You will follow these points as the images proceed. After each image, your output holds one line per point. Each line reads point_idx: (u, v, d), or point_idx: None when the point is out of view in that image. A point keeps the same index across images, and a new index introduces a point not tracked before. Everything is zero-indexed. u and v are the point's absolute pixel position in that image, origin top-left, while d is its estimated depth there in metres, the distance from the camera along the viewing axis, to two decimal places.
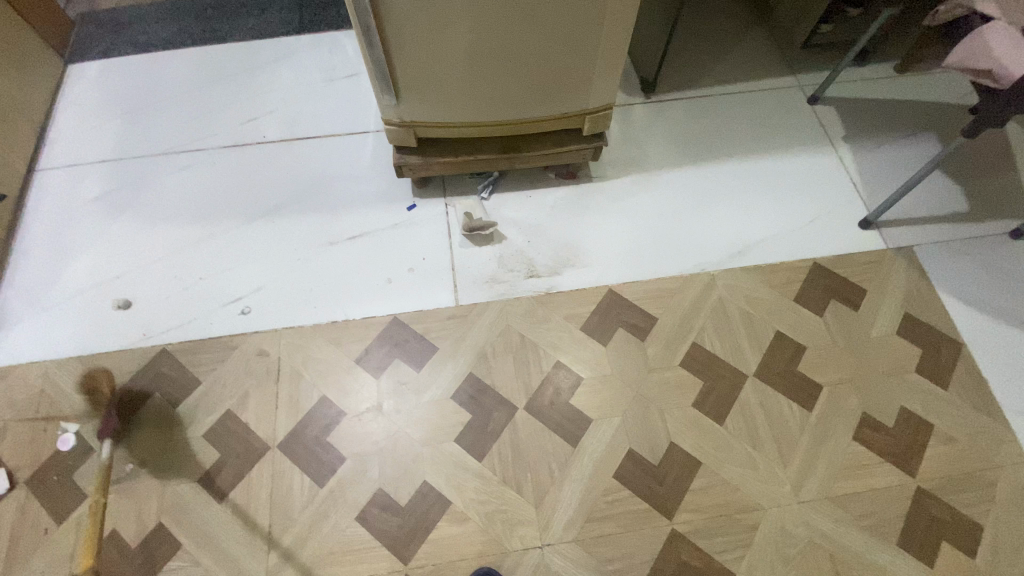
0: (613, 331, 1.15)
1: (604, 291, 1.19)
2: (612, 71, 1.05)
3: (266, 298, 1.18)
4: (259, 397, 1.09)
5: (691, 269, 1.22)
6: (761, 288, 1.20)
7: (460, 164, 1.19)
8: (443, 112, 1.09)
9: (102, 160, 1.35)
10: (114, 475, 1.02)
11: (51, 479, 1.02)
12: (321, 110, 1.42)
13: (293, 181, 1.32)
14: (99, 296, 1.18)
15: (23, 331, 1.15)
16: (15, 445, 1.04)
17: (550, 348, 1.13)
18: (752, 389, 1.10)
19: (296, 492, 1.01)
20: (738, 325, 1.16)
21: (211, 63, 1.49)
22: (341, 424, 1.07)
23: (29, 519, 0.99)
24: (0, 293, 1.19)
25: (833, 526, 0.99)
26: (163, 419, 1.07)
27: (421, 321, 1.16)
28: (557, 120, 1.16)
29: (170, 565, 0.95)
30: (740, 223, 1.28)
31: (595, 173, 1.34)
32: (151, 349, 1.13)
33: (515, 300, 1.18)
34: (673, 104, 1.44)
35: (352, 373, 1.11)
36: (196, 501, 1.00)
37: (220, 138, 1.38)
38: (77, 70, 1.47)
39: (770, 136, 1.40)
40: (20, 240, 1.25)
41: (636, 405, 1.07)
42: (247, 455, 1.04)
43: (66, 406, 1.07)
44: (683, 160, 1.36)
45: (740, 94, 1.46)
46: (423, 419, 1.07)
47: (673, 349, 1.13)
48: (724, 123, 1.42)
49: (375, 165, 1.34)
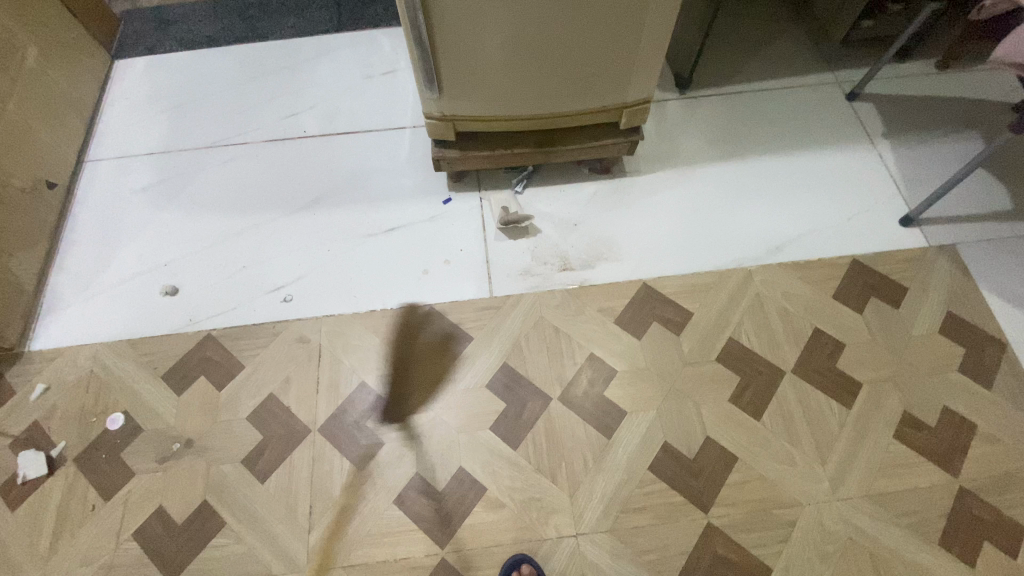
0: (648, 325, 1.15)
1: (639, 284, 1.20)
2: (651, 65, 1.06)
3: (307, 286, 1.21)
4: (300, 382, 1.11)
5: (727, 264, 1.22)
6: (798, 284, 1.19)
7: (497, 157, 1.21)
8: (483, 107, 1.10)
9: (149, 152, 1.39)
10: (161, 454, 1.05)
11: (100, 456, 1.05)
12: (359, 106, 1.45)
13: (333, 174, 1.35)
14: (147, 282, 1.23)
15: (74, 314, 1.19)
16: (64, 424, 1.08)
17: (585, 340, 1.13)
18: (790, 385, 1.09)
19: (335, 475, 1.03)
20: (775, 320, 1.15)
21: (253, 60, 1.53)
22: (379, 410, 1.08)
23: (78, 494, 1.02)
24: (52, 277, 1.23)
25: (873, 524, 0.98)
26: (208, 401, 1.10)
27: (456, 311, 1.18)
28: (594, 115, 1.16)
29: (213, 542, 0.98)
30: (777, 220, 1.27)
31: (629, 168, 1.35)
32: (196, 334, 1.16)
33: (549, 292, 1.19)
34: (708, 101, 1.44)
35: (390, 361, 1.13)
36: (239, 481, 1.03)
37: (262, 131, 1.41)
38: (125, 65, 1.52)
39: (808, 133, 1.38)
40: (72, 227, 1.29)
41: (672, 398, 1.07)
42: (288, 438, 1.06)
43: (115, 387, 1.11)
44: (719, 156, 1.36)
45: (777, 90, 1.45)
46: (459, 407, 1.08)
47: (709, 343, 1.13)
48: (760, 120, 1.41)
49: (412, 159, 1.37)
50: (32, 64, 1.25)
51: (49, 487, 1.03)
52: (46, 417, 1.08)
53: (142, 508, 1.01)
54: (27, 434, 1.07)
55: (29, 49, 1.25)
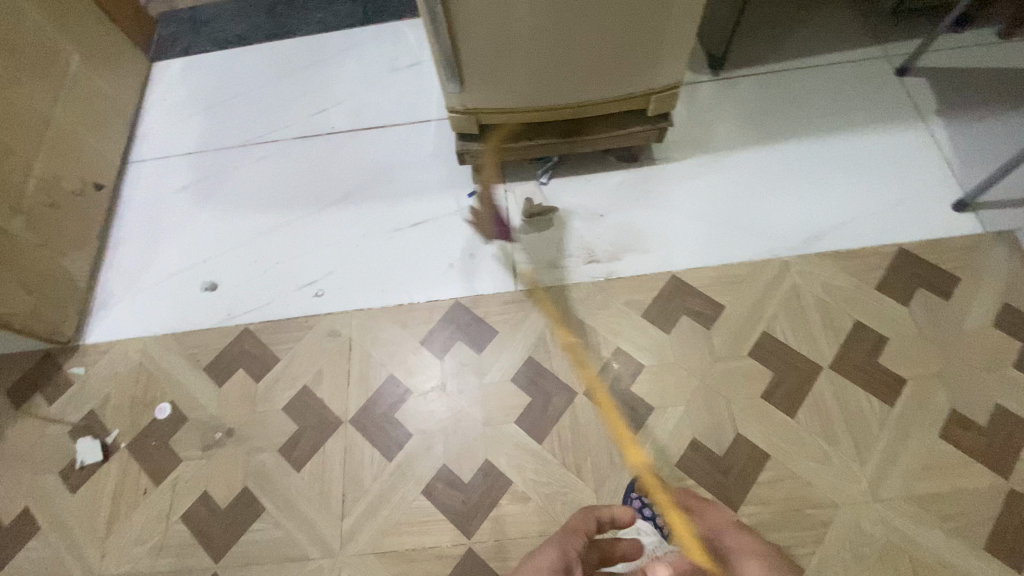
0: (677, 318, 1.12)
1: (667, 277, 1.17)
2: (680, 48, 1.01)
3: (338, 281, 1.24)
4: (333, 375, 1.15)
5: (762, 255, 1.17)
6: (838, 275, 1.14)
7: (521, 149, 1.19)
8: (505, 98, 1.08)
9: (188, 152, 1.44)
10: (205, 443, 1.11)
11: (150, 444, 1.12)
12: (385, 99, 1.46)
13: (361, 169, 1.37)
14: (189, 278, 1.28)
15: (124, 310, 1.26)
16: (118, 412, 1.15)
17: (611, 334, 1.12)
18: (827, 381, 1.05)
19: (366, 465, 1.06)
20: (812, 313, 1.11)
21: (283, 58, 1.56)
22: (407, 402, 1.11)
23: (131, 479, 1.09)
24: (103, 274, 1.31)
25: (914, 527, 0.94)
26: (247, 392, 1.15)
27: (482, 305, 1.18)
28: (620, 102, 1.13)
29: (254, 526, 1.03)
30: (816, 207, 1.21)
31: (658, 155, 1.30)
32: (235, 328, 1.22)
33: (575, 285, 1.18)
34: (743, 81, 1.37)
35: (417, 354, 1.15)
36: (277, 469, 1.08)
37: (292, 129, 1.44)
38: (163, 67, 1.58)
39: (851, 113, 1.30)
40: (119, 227, 1.36)
41: (701, 394, 1.05)
42: (322, 428, 1.10)
43: (163, 378, 1.18)
44: (754, 140, 1.30)
45: (818, 67, 1.37)
46: (485, 401, 1.09)
47: (741, 337, 1.09)
48: (800, 100, 1.33)
49: (437, 152, 1.37)
50: (76, 70, 1.31)
51: (105, 472, 1.10)
52: (101, 407, 1.16)
53: (189, 493, 1.07)
54: (84, 422, 1.15)
55: (73, 56, 1.30)
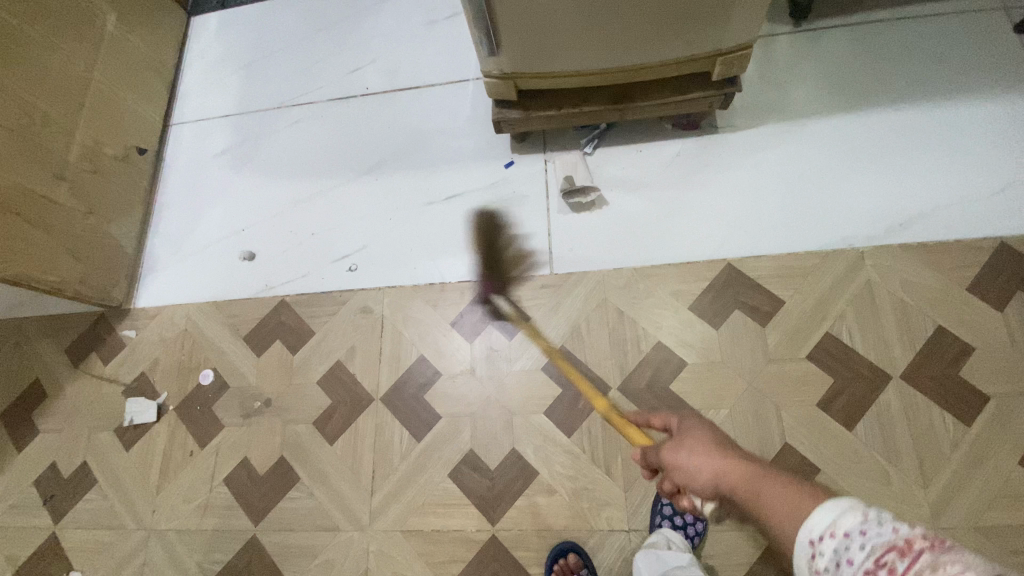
0: (727, 312, 1.03)
1: (720, 265, 1.06)
2: (756, 1, 0.85)
3: (371, 256, 1.21)
4: (364, 352, 1.14)
5: (833, 244, 1.04)
6: (922, 272, 0.99)
7: (565, 118, 1.08)
8: (547, 62, 0.97)
9: (225, 115, 1.42)
10: (244, 411, 1.15)
11: (195, 408, 1.17)
12: (422, 57, 1.36)
13: (395, 135, 1.30)
14: (228, 247, 1.29)
15: (169, 276, 1.29)
16: (166, 376, 1.21)
17: (651, 326, 1.04)
18: (894, 393, 0.94)
19: (394, 445, 1.06)
20: (886, 314, 0.98)
21: (317, 10, 1.47)
22: (437, 385, 1.09)
23: (179, 440, 1.15)
24: (149, 240, 1.34)
25: (979, 560, 0.85)
26: (282, 364, 1.17)
27: (516, 287, 1.13)
28: (679, 65, 0.98)
29: (289, 495, 1.07)
30: (905, 189, 1.05)
31: (721, 124, 1.16)
32: (271, 300, 1.22)
33: (617, 270, 1.10)
34: (829, 35, 1.18)
35: (448, 336, 1.12)
36: (310, 441, 1.10)
37: (327, 90, 1.38)
38: (200, 22, 1.53)
39: (961, 75, 1.10)
40: (162, 192, 1.38)
41: (748, 397, 0.97)
42: (353, 404, 1.11)
43: (205, 345, 1.21)
44: (837, 107, 1.12)
45: (923, 18, 1.15)
46: (515, 389, 1.06)
47: (799, 338, 0.99)
48: (897, 58, 1.13)
49: (475, 117, 1.28)
50: (112, 30, 1.29)
51: (157, 431, 1.17)
52: (151, 370, 1.22)
53: (231, 457, 1.12)
54: (137, 383, 1.21)
55: (108, 15, 1.28)
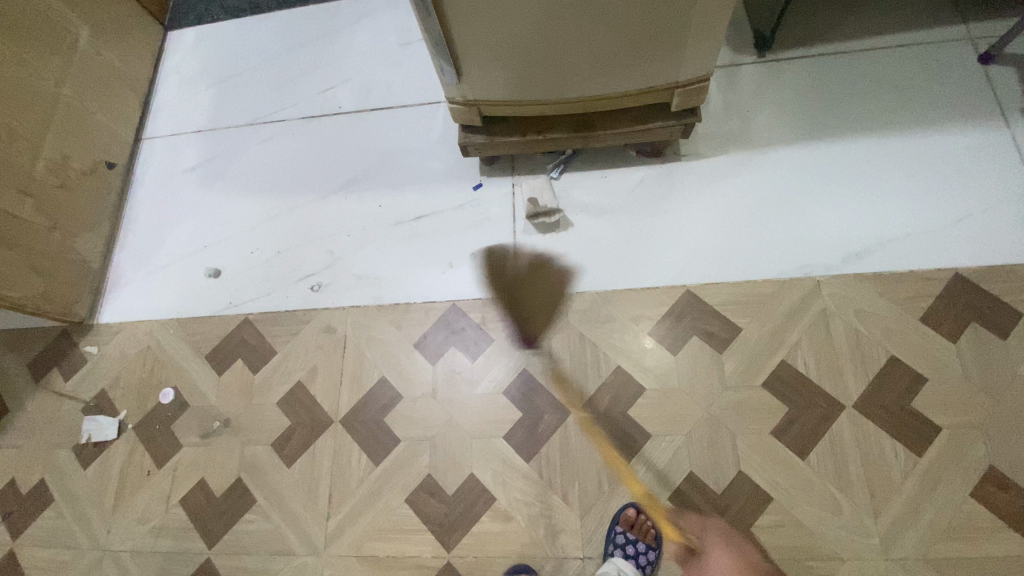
0: (686, 339, 1.03)
1: (681, 291, 1.07)
2: (709, 36, 0.87)
3: (337, 275, 1.21)
4: (326, 372, 1.14)
5: (791, 272, 1.05)
6: (877, 302, 1.01)
7: (529, 143, 1.09)
8: (508, 91, 0.98)
9: (198, 130, 1.42)
10: (203, 431, 1.14)
11: (154, 427, 1.16)
12: (395, 77, 1.37)
13: (365, 155, 1.31)
14: (194, 263, 1.28)
15: (133, 292, 1.28)
16: (126, 394, 1.19)
17: (611, 351, 1.05)
18: (848, 422, 0.95)
19: (353, 468, 1.06)
20: (841, 344, 0.99)
21: (293, 28, 1.48)
22: (397, 407, 1.09)
23: (136, 460, 1.14)
24: (115, 255, 1.33)
25: None
26: (244, 383, 1.16)
27: (479, 310, 1.13)
28: (639, 96, 1.00)
29: (244, 518, 1.06)
30: (862, 219, 1.06)
31: (685, 151, 1.17)
32: (235, 318, 1.22)
33: (579, 294, 1.10)
34: (791, 65, 1.20)
35: (410, 358, 1.12)
36: (268, 463, 1.09)
37: (299, 107, 1.39)
38: (177, 37, 1.54)
39: (918, 107, 1.12)
40: (131, 206, 1.37)
41: (705, 425, 0.97)
42: (313, 426, 1.10)
43: (167, 362, 1.20)
44: (797, 137, 1.14)
45: (883, 51, 1.18)
46: (475, 412, 1.06)
47: (756, 366, 1.00)
48: (857, 90, 1.16)
49: (444, 139, 1.29)
50: (84, 46, 1.29)
51: (114, 450, 1.15)
52: (111, 387, 1.20)
53: (187, 478, 1.11)
54: (96, 401, 1.20)
55: (81, 31, 1.28)
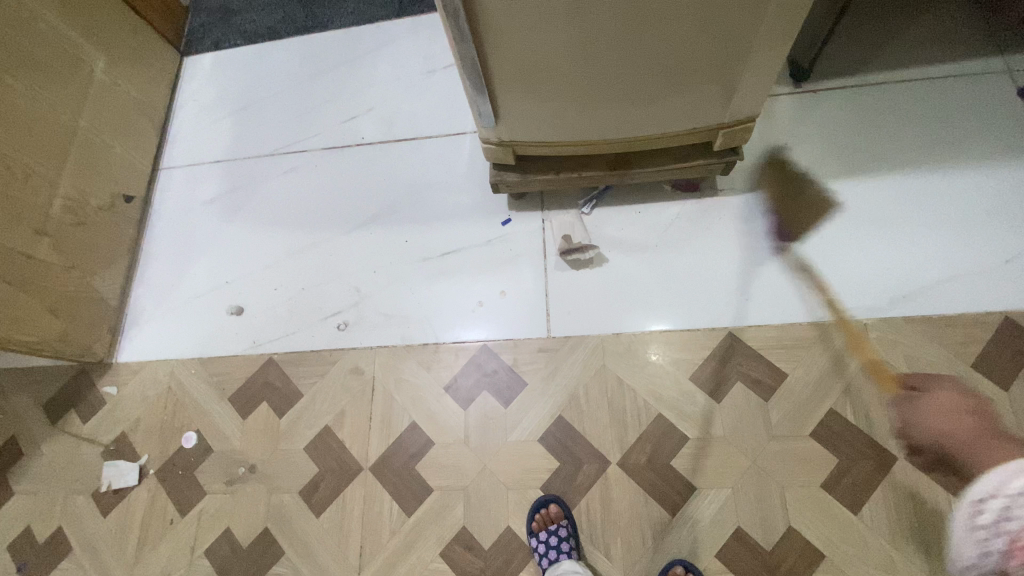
0: (729, 385, 1.00)
1: (722, 334, 1.04)
2: (760, 81, 0.84)
3: (364, 314, 1.18)
4: (354, 417, 1.10)
5: (837, 315, 1.02)
6: (927, 347, 0.97)
7: (563, 181, 1.06)
8: (546, 132, 0.95)
9: (217, 160, 1.39)
10: (228, 477, 1.10)
11: (177, 473, 1.12)
12: (420, 107, 1.34)
13: (391, 187, 1.28)
14: (215, 300, 1.25)
15: (152, 330, 1.25)
16: (147, 437, 1.16)
17: (651, 397, 1.02)
18: (900, 475, 0.92)
19: (384, 519, 1.02)
20: (890, 391, 0.96)
21: (313, 54, 1.45)
22: (429, 453, 1.05)
23: (159, 507, 1.11)
24: (133, 290, 1.30)
25: None
26: (269, 427, 1.12)
27: (512, 351, 1.10)
28: (681, 137, 0.97)
29: (272, 571, 1.02)
30: (908, 259, 1.03)
31: (721, 186, 1.14)
32: (259, 358, 1.18)
33: (616, 335, 1.07)
34: (829, 97, 1.17)
35: (441, 402, 1.09)
36: (296, 512, 1.06)
37: (321, 137, 1.36)
38: (193, 63, 1.51)
39: (963, 141, 1.09)
40: (150, 239, 1.34)
41: (752, 477, 0.94)
42: (342, 473, 1.07)
43: (189, 405, 1.17)
44: (838, 172, 1.11)
45: (924, 81, 1.14)
46: (511, 461, 1.02)
47: (803, 414, 0.97)
48: (899, 123, 1.12)
49: (472, 172, 1.26)
50: (101, 77, 1.26)
51: (136, 497, 1.12)
52: (132, 430, 1.17)
53: (213, 527, 1.07)
54: (116, 445, 1.16)
55: (98, 61, 1.25)
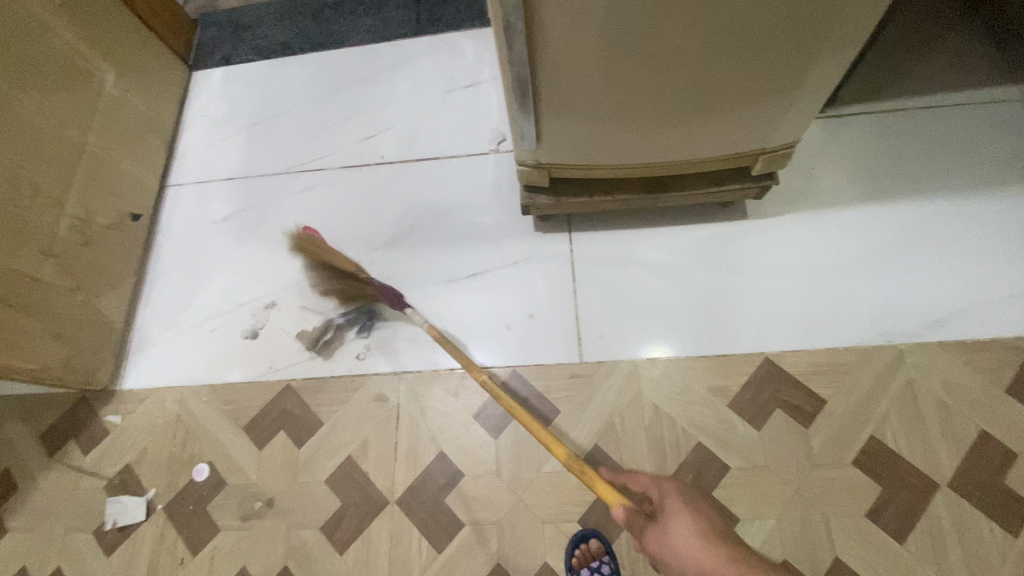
0: (767, 412, 0.99)
1: (759, 360, 1.03)
2: (806, 108, 0.84)
3: (387, 338, 1.14)
4: (379, 446, 1.06)
5: (873, 339, 1.01)
6: (963, 372, 0.98)
7: (596, 204, 1.05)
8: (585, 155, 0.94)
9: (229, 177, 1.34)
10: (243, 512, 1.04)
11: (188, 508, 1.06)
12: (440, 126, 1.32)
13: (413, 208, 1.25)
14: (229, 323, 1.20)
15: (159, 354, 1.19)
16: (154, 470, 1.09)
17: (689, 426, 1.00)
18: (944, 502, 0.91)
19: (413, 554, 0.98)
20: (929, 417, 0.96)
21: (329, 71, 1.42)
22: (459, 485, 1.01)
23: (167, 545, 1.04)
24: (139, 312, 1.24)
25: None
26: (288, 458, 1.07)
27: (542, 377, 1.07)
28: (720, 160, 0.97)
29: None
30: (937, 284, 1.04)
31: (751, 209, 1.14)
32: (276, 385, 1.13)
33: (649, 361, 1.05)
34: (853, 122, 1.18)
35: (470, 431, 1.05)
36: (318, 549, 1.00)
37: (339, 155, 1.32)
38: (202, 78, 1.46)
39: (985, 167, 1.11)
40: (156, 259, 1.28)
41: (794, 506, 0.93)
42: (367, 507, 1.02)
43: (200, 435, 1.11)
44: (865, 196, 1.12)
45: (944, 108, 1.17)
46: (544, 493, 0.99)
47: (844, 442, 0.96)
48: (925, 149, 1.14)
49: (497, 193, 1.24)
50: (110, 90, 1.21)
51: (142, 535, 1.05)
52: (138, 461, 1.10)
53: (227, 566, 1.01)
54: (120, 478, 1.09)
55: (107, 74, 1.20)
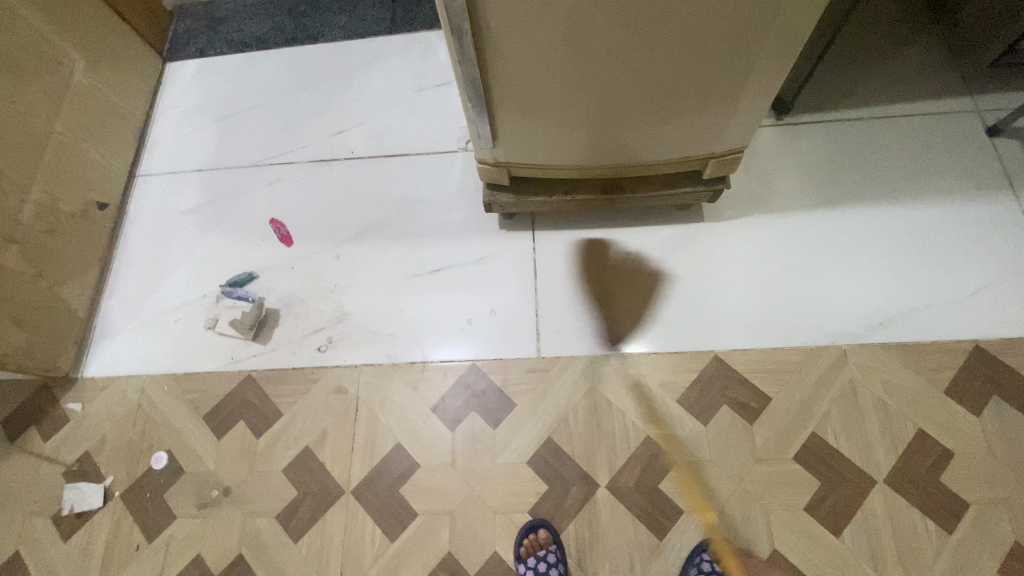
0: (714, 409, 1.02)
1: (709, 358, 1.05)
2: (751, 114, 0.87)
3: (349, 330, 1.15)
4: (337, 436, 1.07)
5: (819, 340, 1.05)
6: (903, 373, 1.01)
7: (555, 203, 1.07)
8: (540, 155, 0.96)
9: (199, 169, 1.35)
10: (200, 500, 1.05)
11: (145, 496, 1.07)
12: (410, 123, 1.34)
13: (380, 203, 1.26)
14: (192, 313, 1.21)
15: (121, 343, 1.19)
16: (113, 458, 1.10)
17: (639, 420, 1.02)
18: (879, 497, 0.95)
19: (367, 544, 0.99)
20: (869, 416, 0.99)
21: (303, 66, 1.43)
22: (414, 476, 1.03)
23: (123, 532, 1.04)
24: (104, 301, 1.24)
25: None
26: (247, 446, 1.08)
27: (500, 371, 1.09)
28: (673, 163, 0.99)
29: None
30: (882, 288, 1.08)
31: (708, 212, 1.17)
32: (238, 375, 1.14)
33: (604, 358, 1.08)
34: (811, 130, 1.22)
35: (427, 423, 1.07)
36: (273, 537, 1.02)
37: (309, 150, 1.34)
38: (176, 70, 1.47)
39: (932, 176, 1.15)
40: (123, 249, 1.29)
41: (736, 500, 0.96)
42: (322, 496, 1.03)
43: (160, 423, 1.12)
44: (818, 202, 1.16)
45: (896, 118, 1.21)
46: (497, 484, 1.01)
47: (787, 438, 0.99)
48: (876, 157, 1.18)
49: (463, 190, 1.26)
50: (80, 79, 1.21)
51: (98, 522, 1.06)
52: (96, 448, 1.11)
53: (182, 553, 1.02)
54: (79, 465, 1.10)
55: (76, 63, 1.21)
